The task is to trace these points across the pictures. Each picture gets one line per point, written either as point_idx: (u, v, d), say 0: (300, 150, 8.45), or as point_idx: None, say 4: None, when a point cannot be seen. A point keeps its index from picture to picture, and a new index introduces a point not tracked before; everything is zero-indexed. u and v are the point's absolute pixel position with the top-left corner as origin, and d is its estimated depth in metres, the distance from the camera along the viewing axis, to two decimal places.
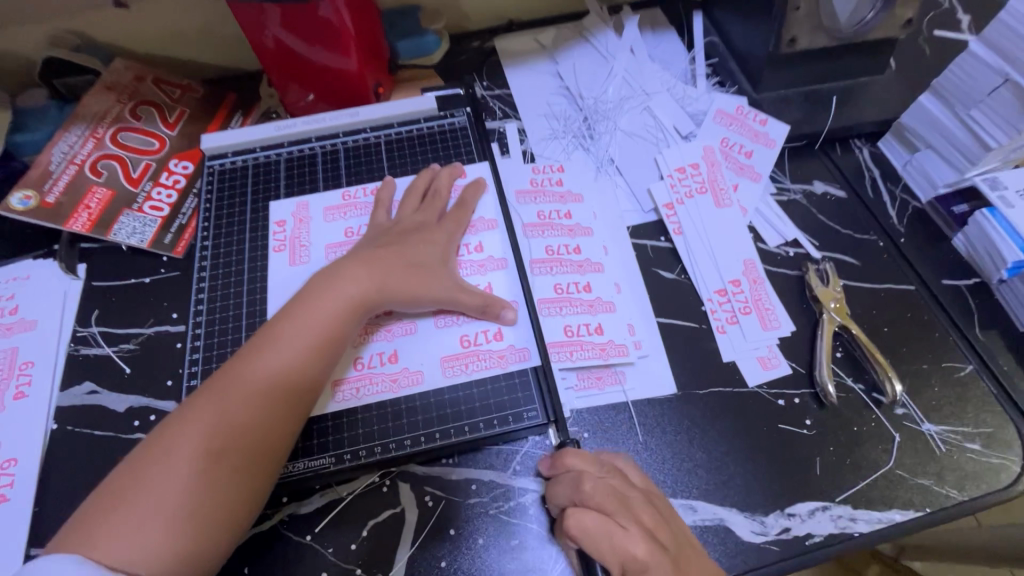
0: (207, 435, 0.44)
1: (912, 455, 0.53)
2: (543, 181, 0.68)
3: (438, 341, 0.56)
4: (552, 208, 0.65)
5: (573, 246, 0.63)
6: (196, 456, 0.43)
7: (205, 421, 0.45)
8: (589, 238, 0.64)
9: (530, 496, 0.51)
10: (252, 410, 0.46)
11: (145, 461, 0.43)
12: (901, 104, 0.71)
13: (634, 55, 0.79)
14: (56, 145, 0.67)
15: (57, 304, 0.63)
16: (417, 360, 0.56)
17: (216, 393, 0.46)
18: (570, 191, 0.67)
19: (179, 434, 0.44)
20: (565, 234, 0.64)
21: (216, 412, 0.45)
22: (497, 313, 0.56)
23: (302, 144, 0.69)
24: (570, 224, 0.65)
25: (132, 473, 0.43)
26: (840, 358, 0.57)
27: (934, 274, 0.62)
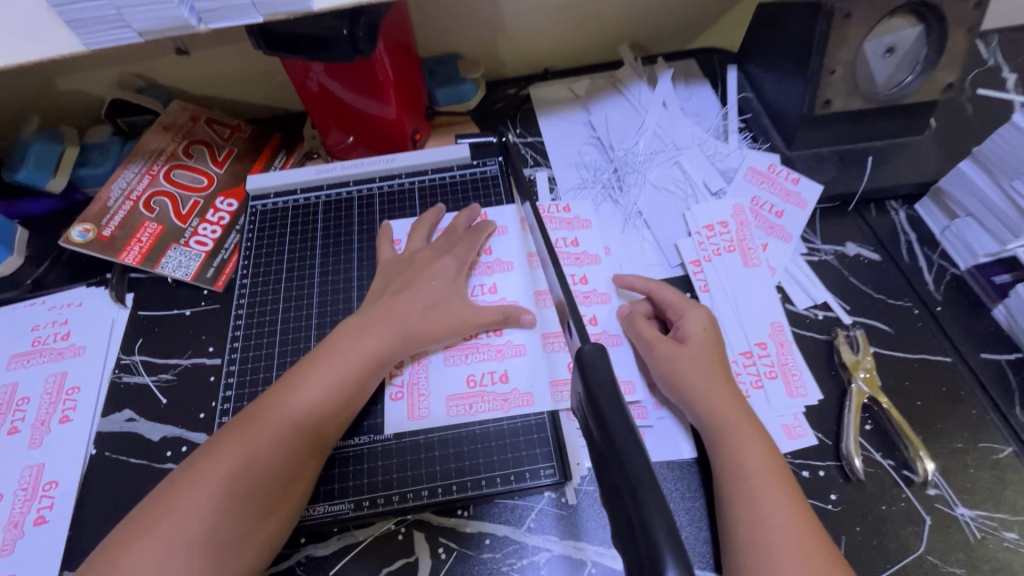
0: (235, 463, 0.46)
1: (944, 540, 0.50)
2: (559, 242, 0.68)
3: (447, 380, 0.58)
4: (570, 272, 0.66)
5: (589, 316, 0.63)
6: (225, 484, 0.45)
7: (232, 451, 0.47)
8: (606, 306, 0.64)
9: (543, 555, 0.51)
10: (279, 440, 0.48)
11: (165, 498, 0.44)
12: (940, 166, 0.70)
13: (666, 109, 0.80)
14: (116, 180, 0.72)
15: (105, 331, 0.66)
16: (426, 396, 0.57)
17: (252, 421, 0.49)
18: (586, 252, 0.68)
19: (201, 473, 0.45)
20: (581, 301, 0.64)
21: (245, 440, 0.47)
22: (518, 319, 0.59)
23: (340, 187, 0.72)
24: (586, 289, 0.65)
25: (163, 499, 0.44)
26: (869, 431, 0.56)
27: (972, 346, 0.60)
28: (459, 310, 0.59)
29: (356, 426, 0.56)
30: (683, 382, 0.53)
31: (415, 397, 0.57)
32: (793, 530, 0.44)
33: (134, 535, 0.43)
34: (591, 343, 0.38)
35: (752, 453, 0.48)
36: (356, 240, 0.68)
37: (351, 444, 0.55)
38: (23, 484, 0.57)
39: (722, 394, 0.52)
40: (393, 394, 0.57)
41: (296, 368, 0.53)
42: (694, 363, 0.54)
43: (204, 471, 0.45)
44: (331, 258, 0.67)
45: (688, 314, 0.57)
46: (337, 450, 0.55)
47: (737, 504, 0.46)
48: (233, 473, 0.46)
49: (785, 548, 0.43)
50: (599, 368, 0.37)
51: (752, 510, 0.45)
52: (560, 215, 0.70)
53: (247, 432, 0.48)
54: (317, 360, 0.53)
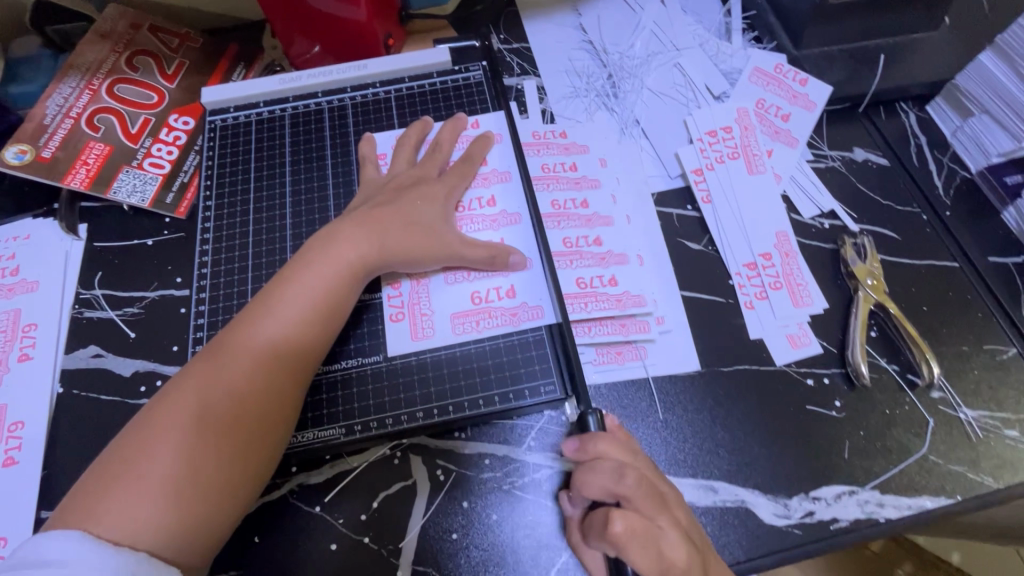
0: (204, 400, 0.44)
1: (947, 439, 0.50)
2: (556, 166, 0.62)
3: (448, 298, 0.54)
4: (567, 196, 0.60)
5: (593, 238, 0.58)
6: (205, 411, 0.43)
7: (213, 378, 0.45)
8: (609, 228, 0.59)
9: (546, 472, 0.49)
10: (247, 374, 0.45)
11: (134, 442, 0.42)
12: (955, 64, 0.66)
13: (665, 7, 0.72)
14: (51, 97, 0.64)
15: (59, 265, 0.61)
16: (426, 316, 0.53)
17: (218, 357, 0.46)
18: (586, 177, 0.62)
19: (167, 415, 0.43)
20: (582, 224, 0.59)
21: (211, 373, 0.45)
22: (506, 261, 0.54)
23: (308, 99, 0.65)
24: (587, 213, 0.59)
25: (133, 439, 0.42)
26: (874, 338, 0.54)
27: (980, 250, 0.58)
28: (447, 229, 0.54)
29: (341, 349, 0.53)
30: None
31: (416, 317, 0.53)
32: None
33: (120, 464, 0.41)
34: None
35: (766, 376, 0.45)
36: (328, 155, 0.62)
37: (337, 367, 0.52)
38: None
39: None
40: (392, 314, 0.53)
41: (257, 300, 0.49)
42: None
43: (175, 408, 0.43)
44: (302, 179, 0.61)
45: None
46: (325, 374, 0.52)
47: None
48: (207, 407, 0.44)
49: None
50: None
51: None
52: (557, 141, 0.64)
53: (214, 367, 0.45)
54: (293, 279, 0.49)
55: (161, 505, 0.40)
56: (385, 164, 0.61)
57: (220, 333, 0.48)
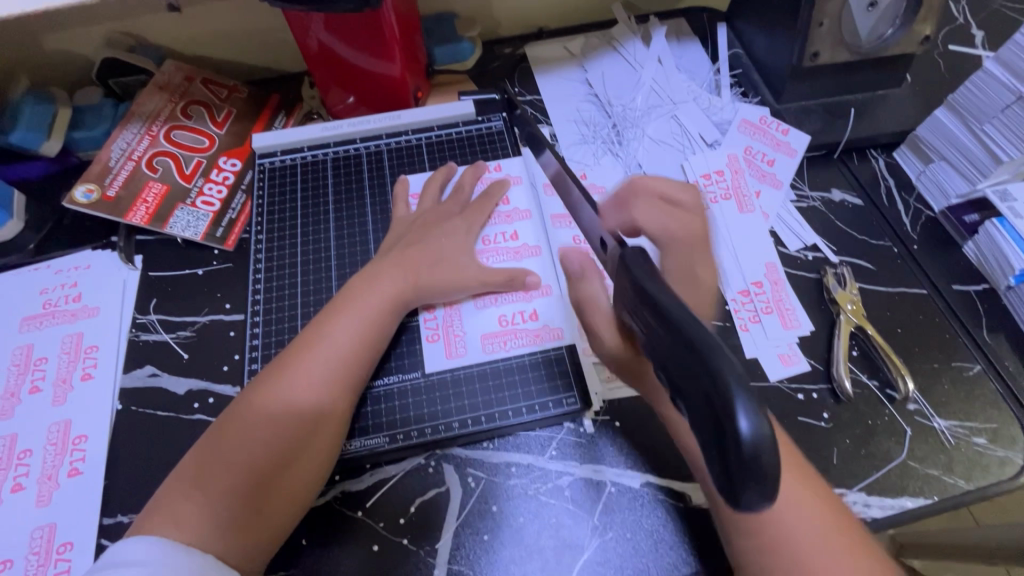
0: (266, 414, 0.50)
1: (923, 447, 0.56)
2: None
3: (477, 321, 0.60)
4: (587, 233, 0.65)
5: None
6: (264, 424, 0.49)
7: (271, 395, 0.51)
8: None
9: (567, 478, 0.55)
10: (301, 391, 0.51)
11: (206, 452, 0.48)
12: (916, 117, 0.75)
13: (662, 65, 0.82)
14: (114, 142, 0.71)
15: (118, 292, 0.67)
16: (459, 338, 0.60)
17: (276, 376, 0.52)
18: None
19: (233, 427, 0.49)
20: None
21: (266, 395, 0.50)
22: (523, 281, 0.61)
23: (347, 144, 0.73)
24: None
25: (203, 454, 0.48)
26: (855, 356, 0.61)
27: (945, 279, 0.66)
28: (473, 261, 0.61)
29: (382, 367, 0.58)
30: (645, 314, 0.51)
31: (450, 337, 0.60)
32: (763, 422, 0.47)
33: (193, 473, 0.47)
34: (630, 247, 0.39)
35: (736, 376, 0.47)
36: (366, 194, 0.70)
37: (380, 383, 0.58)
38: (53, 440, 0.58)
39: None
40: (428, 335, 0.60)
41: (306, 333, 0.55)
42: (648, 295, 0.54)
43: (236, 427, 0.49)
44: (344, 215, 0.68)
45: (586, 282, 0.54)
46: (367, 389, 0.57)
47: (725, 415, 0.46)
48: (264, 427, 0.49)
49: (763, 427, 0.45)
50: (641, 262, 0.37)
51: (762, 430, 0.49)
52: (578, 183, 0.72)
53: (270, 391, 0.51)
54: (343, 310, 0.56)
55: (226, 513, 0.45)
56: (415, 202, 0.68)
57: (273, 362, 0.54)
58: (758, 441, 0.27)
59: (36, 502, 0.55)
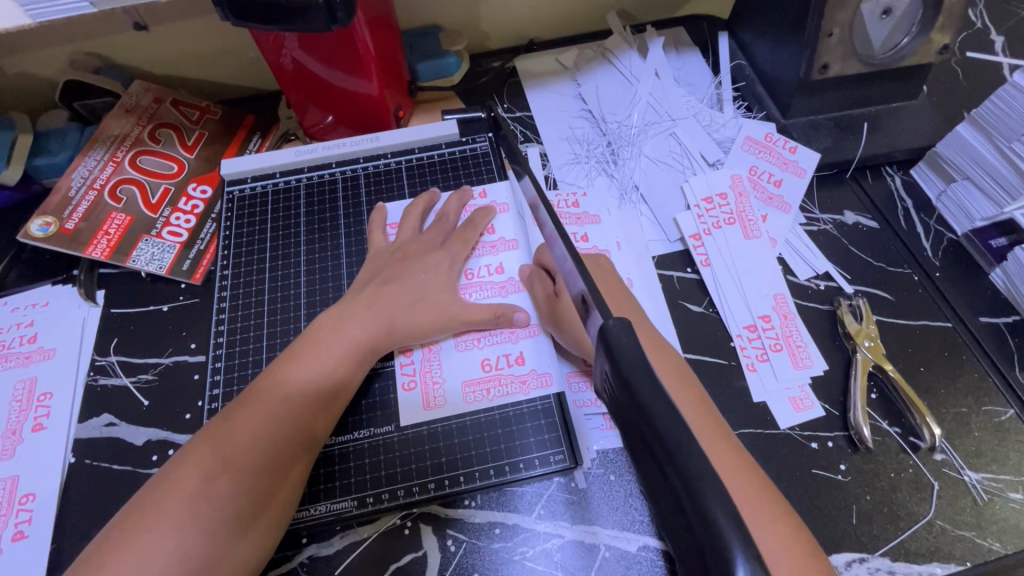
0: (216, 468, 0.44)
1: (953, 504, 0.51)
2: None
3: (458, 365, 0.55)
4: None
5: None
6: (213, 480, 0.43)
7: (223, 446, 0.45)
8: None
9: (556, 542, 0.50)
10: (259, 442, 0.46)
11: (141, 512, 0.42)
12: (934, 131, 0.69)
13: (659, 78, 0.77)
14: (76, 169, 0.67)
15: (76, 332, 0.62)
16: (439, 383, 0.55)
17: (232, 422, 0.46)
18: (596, 248, 0.64)
19: (178, 483, 0.43)
20: None
21: (222, 441, 0.45)
22: (511, 319, 0.56)
23: (322, 169, 0.68)
24: None
25: (138, 518, 0.42)
26: (874, 400, 0.56)
27: (971, 311, 0.60)
28: (452, 299, 0.57)
29: (354, 419, 0.54)
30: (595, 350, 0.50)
31: (428, 384, 0.55)
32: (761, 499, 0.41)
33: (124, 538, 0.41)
34: (616, 319, 0.34)
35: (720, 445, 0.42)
36: (342, 224, 0.65)
37: (351, 437, 0.53)
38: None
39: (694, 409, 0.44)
40: (404, 382, 0.55)
41: (268, 373, 0.50)
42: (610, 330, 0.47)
43: (179, 485, 0.43)
44: (317, 247, 0.64)
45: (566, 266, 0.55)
46: (336, 443, 0.52)
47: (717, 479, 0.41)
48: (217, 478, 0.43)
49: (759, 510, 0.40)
50: (628, 345, 0.33)
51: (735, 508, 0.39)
52: (570, 210, 0.67)
53: (220, 444, 0.45)
54: (310, 353, 0.51)
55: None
56: (393, 232, 0.63)
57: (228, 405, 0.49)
58: None
59: None
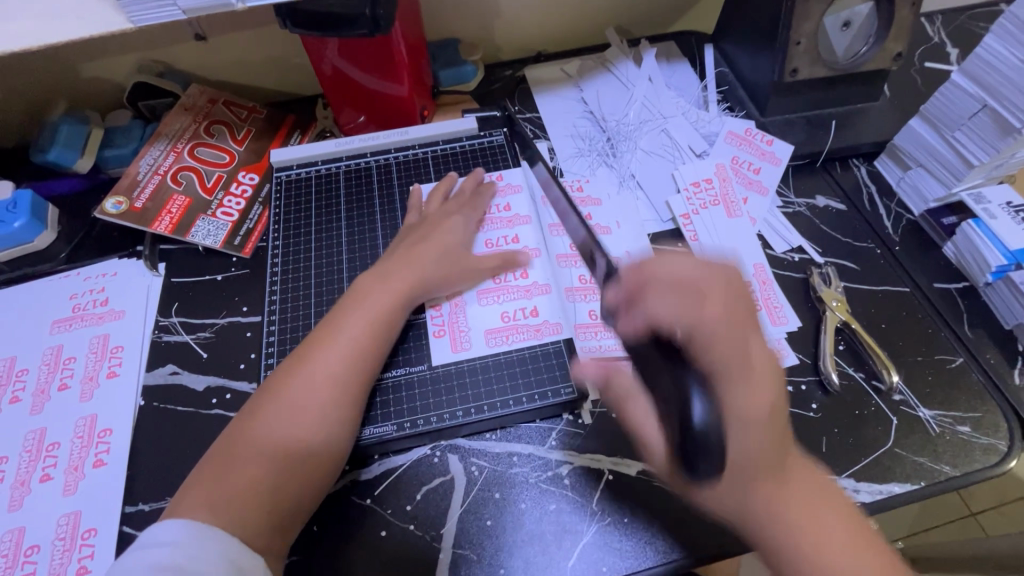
0: (286, 408, 0.53)
1: (909, 435, 0.59)
2: None
3: (482, 317, 0.64)
4: None
5: None
6: (285, 418, 0.52)
7: (291, 389, 0.53)
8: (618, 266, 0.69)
9: (566, 467, 0.57)
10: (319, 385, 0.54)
11: (231, 445, 0.51)
12: (894, 128, 0.79)
13: (652, 83, 0.87)
14: (143, 158, 0.77)
15: (142, 296, 0.71)
16: (465, 331, 0.63)
17: (295, 369, 0.55)
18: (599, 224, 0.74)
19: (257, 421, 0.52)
20: None
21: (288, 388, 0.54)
22: (515, 260, 0.67)
23: (358, 158, 0.78)
24: None
25: (229, 449, 0.51)
26: (842, 350, 0.64)
27: (927, 278, 0.69)
28: (474, 263, 0.65)
29: (390, 361, 0.61)
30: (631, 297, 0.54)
31: (456, 332, 0.63)
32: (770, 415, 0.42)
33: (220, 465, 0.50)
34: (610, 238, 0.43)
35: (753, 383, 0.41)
36: (376, 204, 0.74)
37: (390, 375, 0.61)
38: (78, 433, 0.61)
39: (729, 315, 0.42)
40: (435, 330, 0.63)
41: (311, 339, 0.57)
42: None
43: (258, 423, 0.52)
44: (355, 222, 0.73)
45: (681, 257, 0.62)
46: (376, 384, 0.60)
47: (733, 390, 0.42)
48: (270, 437, 0.51)
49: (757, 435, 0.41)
50: None
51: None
52: (574, 193, 0.76)
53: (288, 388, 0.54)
54: (339, 319, 0.58)
55: (242, 522, 0.47)
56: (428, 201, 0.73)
57: (268, 378, 0.56)
58: (710, 420, 0.37)
59: (63, 491, 0.58)
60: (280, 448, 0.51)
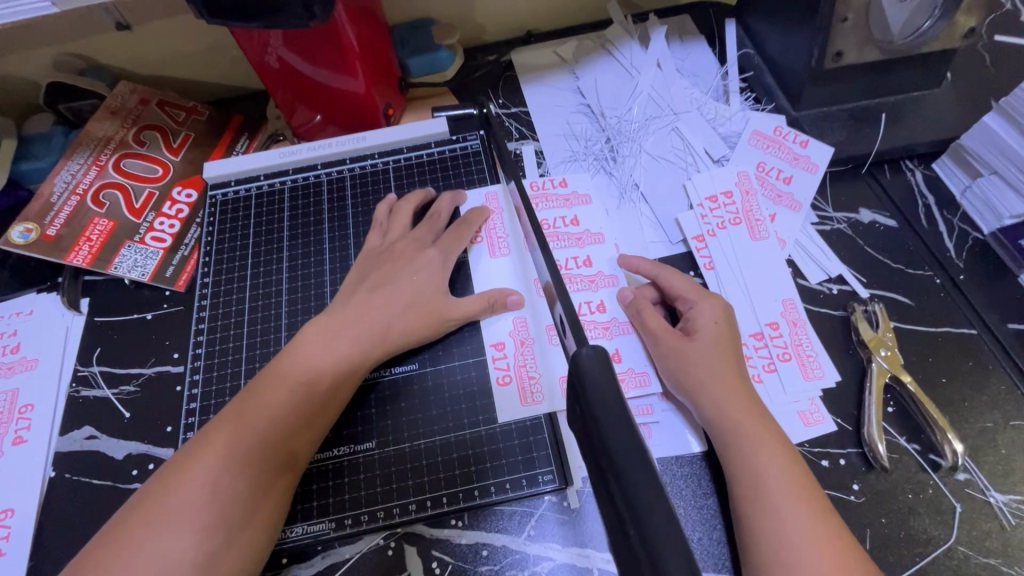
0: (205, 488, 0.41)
1: (976, 528, 0.47)
2: (556, 223, 0.62)
3: (555, 359, 0.53)
4: (570, 255, 0.60)
5: (597, 304, 0.57)
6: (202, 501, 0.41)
7: (213, 463, 0.42)
8: (614, 290, 0.58)
9: (546, 565, 0.47)
10: (247, 459, 0.43)
11: (119, 540, 0.39)
12: (959, 123, 0.65)
13: (661, 69, 0.73)
14: (58, 174, 0.65)
15: (59, 341, 0.61)
16: (539, 379, 0.53)
17: (215, 438, 0.43)
18: (588, 231, 0.62)
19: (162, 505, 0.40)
20: (587, 287, 0.58)
21: (207, 462, 0.42)
22: (503, 302, 0.55)
23: (307, 171, 0.66)
24: (591, 273, 0.59)
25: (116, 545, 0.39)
26: (890, 414, 0.52)
27: (998, 316, 0.56)
28: (439, 306, 0.53)
29: (334, 435, 0.51)
30: (691, 381, 0.49)
31: (524, 381, 0.53)
32: (802, 512, 0.42)
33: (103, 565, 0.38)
34: (588, 349, 0.31)
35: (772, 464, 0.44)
36: (327, 228, 0.63)
37: (331, 455, 0.50)
38: None
39: (737, 402, 0.47)
40: (498, 377, 0.53)
41: (238, 399, 0.46)
42: (704, 360, 0.49)
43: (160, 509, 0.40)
44: (299, 252, 0.62)
45: (702, 304, 0.52)
46: (314, 464, 0.50)
47: (745, 492, 0.44)
48: (176, 527, 0.39)
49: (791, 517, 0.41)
50: (600, 376, 0.30)
51: (772, 520, 0.42)
52: (556, 192, 0.64)
53: (205, 463, 0.42)
54: (255, 387, 0.47)
55: None
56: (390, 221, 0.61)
57: (171, 459, 0.44)
58: None
59: None
60: (186, 543, 0.39)
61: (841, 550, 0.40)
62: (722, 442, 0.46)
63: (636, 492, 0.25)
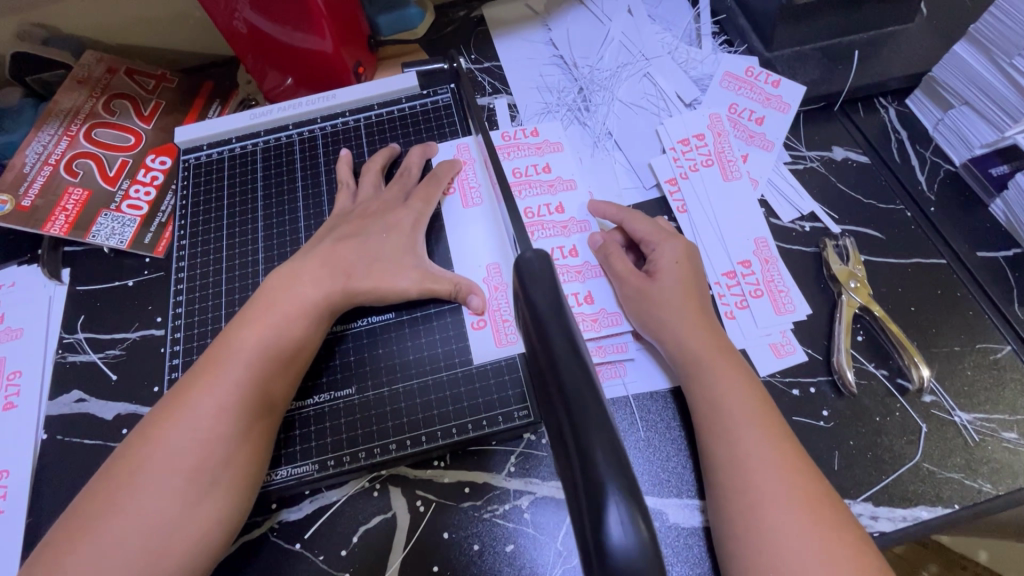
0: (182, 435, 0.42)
1: (941, 445, 0.48)
2: (528, 170, 0.62)
3: None
4: (541, 203, 0.60)
5: (569, 249, 0.58)
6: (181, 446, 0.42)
7: (188, 410, 0.43)
8: (585, 235, 0.58)
9: (526, 498, 0.48)
10: (220, 406, 0.44)
11: (107, 486, 0.41)
12: (932, 57, 0.64)
13: (632, 16, 0.72)
14: (29, 145, 0.65)
15: (42, 310, 0.61)
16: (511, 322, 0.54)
17: (189, 387, 0.45)
18: (560, 178, 0.62)
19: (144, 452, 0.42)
20: (559, 233, 0.59)
21: (183, 410, 0.43)
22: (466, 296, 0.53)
23: (278, 132, 0.66)
24: (563, 219, 0.59)
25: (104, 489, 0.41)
26: (860, 342, 0.53)
27: (968, 245, 0.57)
28: (413, 258, 0.54)
29: (314, 384, 0.52)
30: (653, 317, 0.50)
31: (499, 324, 0.54)
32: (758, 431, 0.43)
33: (96, 508, 0.40)
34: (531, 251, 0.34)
35: (731, 388, 0.45)
36: (300, 186, 0.63)
37: (310, 403, 0.52)
38: None
39: (698, 333, 0.48)
40: (474, 322, 0.54)
41: (211, 350, 0.47)
42: (666, 296, 0.50)
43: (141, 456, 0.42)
44: (274, 212, 0.63)
45: (662, 245, 0.53)
46: (294, 411, 0.51)
47: (706, 416, 0.45)
48: (156, 476, 0.41)
49: (748, 436, 0.43)
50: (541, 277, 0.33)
51: (727, 443, 0.43)
52: (527, 141, 0.64)
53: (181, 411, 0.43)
54: (231, 337, 0.47)
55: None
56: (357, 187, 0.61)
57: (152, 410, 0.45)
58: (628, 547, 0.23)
59: None
60: (168, 492, 0.41)
61: (796, 466, 0.41)
62: (682, 374, 0.48)
63: (575, 397, 0.27)
